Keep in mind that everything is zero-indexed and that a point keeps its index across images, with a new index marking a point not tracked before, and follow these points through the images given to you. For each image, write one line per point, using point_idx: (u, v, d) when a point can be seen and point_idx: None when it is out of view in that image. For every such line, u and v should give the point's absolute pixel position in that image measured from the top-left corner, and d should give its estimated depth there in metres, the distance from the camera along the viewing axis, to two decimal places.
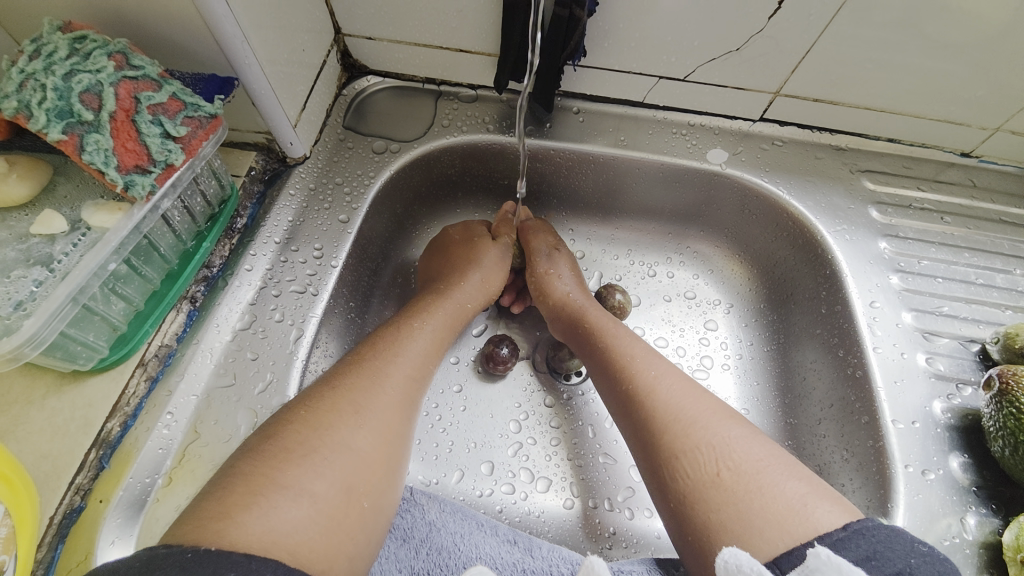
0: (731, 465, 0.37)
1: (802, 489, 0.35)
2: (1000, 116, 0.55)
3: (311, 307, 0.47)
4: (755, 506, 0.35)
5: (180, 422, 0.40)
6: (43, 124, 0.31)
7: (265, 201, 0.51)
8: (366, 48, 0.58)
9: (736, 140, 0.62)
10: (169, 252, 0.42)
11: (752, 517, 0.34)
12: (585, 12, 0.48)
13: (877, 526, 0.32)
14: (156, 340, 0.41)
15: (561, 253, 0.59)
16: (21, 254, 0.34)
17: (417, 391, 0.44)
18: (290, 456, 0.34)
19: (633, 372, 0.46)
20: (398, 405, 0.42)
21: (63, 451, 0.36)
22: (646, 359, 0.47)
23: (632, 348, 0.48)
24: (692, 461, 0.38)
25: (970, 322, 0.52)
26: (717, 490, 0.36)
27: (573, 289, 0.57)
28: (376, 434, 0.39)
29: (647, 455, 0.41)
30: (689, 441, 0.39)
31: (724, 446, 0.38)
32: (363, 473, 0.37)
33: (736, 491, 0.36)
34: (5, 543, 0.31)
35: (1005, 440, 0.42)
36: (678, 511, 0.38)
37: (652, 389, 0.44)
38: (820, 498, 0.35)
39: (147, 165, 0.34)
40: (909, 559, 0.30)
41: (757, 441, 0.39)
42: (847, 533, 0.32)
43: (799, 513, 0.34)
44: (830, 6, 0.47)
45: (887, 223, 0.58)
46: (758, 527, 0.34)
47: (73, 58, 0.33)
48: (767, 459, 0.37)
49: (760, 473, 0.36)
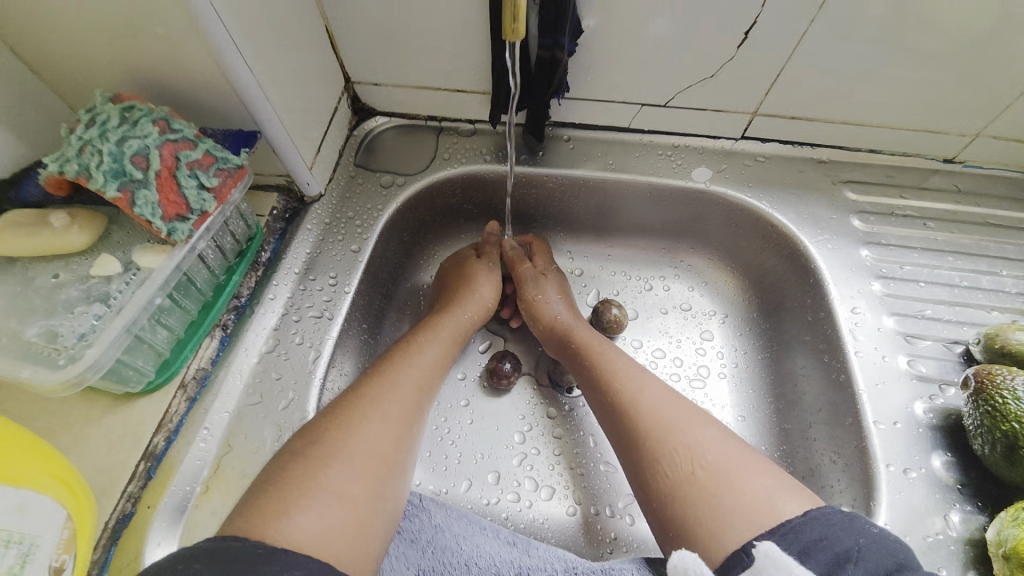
0: (705, 464, 0.40)
1: (768, 483, 0.38)
2: (975, 122, 0.58)
3: (328, 330, 0.53)
4: (727, 501, 0.38)
5: (214, 436, 0.45)
6: (101, 184, 0.37)
7: (285, 237, 0.57)
8: (373, 93, 0.64)
9: (719, 158, 0.65)
10: (202, 285, 0.48)
11: (725, 511, 0.37)
12: (564, 53, 0.52)
13: (831, 512, 0.35)
14: (194, 364, 0.47)
15: (550, 277, 0.63)
16: (83, 293, 0.40)
17: (423, 404, 0.48)
18: (313, 467, 0.38)
19: (617, 384, 0.49)
20: (404, 417, 0.45)
21: (117, 463, 0.42)
22: (629, 371, 0.50)
23: (617, 361, 0.52)
24: (670, 462, 0.41)
25: (953, 325, 0.53)
26: (692, 487, 0.39)
27: (562, 310, 0.60)
28: (384, 442, 0.42)
29: (630, 459, 0.45)
30: (668, 444, 0.42)
31: (700, 447, 0.41)
32: (375, 477, 0.40)
33: (711, 488, 0.39)
34: (65, 544, 0.35)
35: (984, 437, 0.43)
36: (659, 509, 0.41)
37: (634, 399, 0.47)
38: (787, 493, 0.37)
39: (186, 214, 0.40)
40: (858, 539, 0.34)
41: (732, 442, 0.42)
42: (805, 519, 0.35)
43: (768, 506, 0.37)
44: (794, 34, 0.51)
45: (869, 231, 0.60)
46: (730, 519, 0.37)
47: (123, 125, 0.39)
48: (741, 459, 0.40)
49: (731, 469, 0.39)
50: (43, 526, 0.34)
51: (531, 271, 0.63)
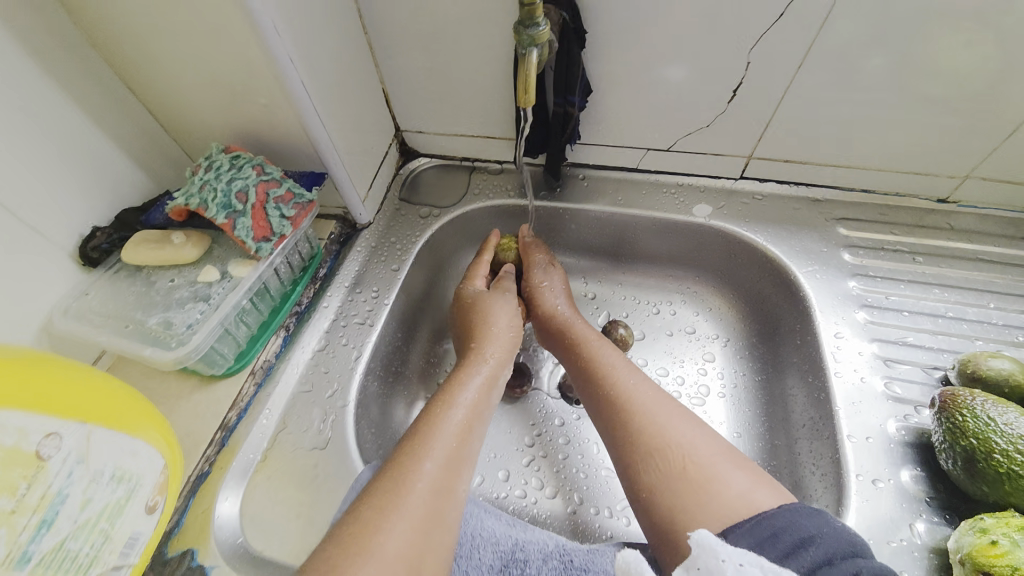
0: (695, 459, 0.45)
1: (745, 481, 0.43)
2: (961, 165, 0.63)
3: (368, 334, 0.63)
4: (710, 492, 0.43)
5: (274, 414, 0.55)
6: (214, 213, 0.49)
7: (339, 256, 0.68)
8: (418, 139, 0.76)
9: (719, 196, 0.73)
10: (274, 292, 0.60)
11: (707, 500, 0.42)
12: (575, 108, 0.63)
13: (801, 506, 0.40)
14: (262, 356, 0.58)
15: (556, 270, 0.71)
16: (191, 293, 0.52)
17: (462, 457, 0.49)
18: (361, 537, 0.39)
19: (610, 380, 0.54)
20: (447, 472, 0.46)
21: (200, 430, 0.53)
22: (622, 370, 0.55)
23: (609, 358, 0.57)
24: (663, 457, 0.46)
25: (935, 352, 0.57)
26: (683, 479, 0.44)
27: (563, 303, 0.67)
28: (431, 502, 0.44)
29: (620, 450, 0.50)
30: (660, 441, 0.47)
31: (690, 445, 0.46)
32: (427, 533, 0.42)
33: (695, 480, 0.44)
34: (160, 487, 0.45)
35: (948, 452, 0.46)
36: (649, 501, 0.45)
37: (626, 396, 0.52)
38: (761, 487, 0.43)
39: (269, 236, 0.53)
40: (823, 527, 0.39)
41: (714, 439, 0.47)
42: (776, 509, 0.40)
43: (745, 499, 0.42)
44: (776, 92, 0.60)
45: (858, 264, 0.65)
46: (711, 506, 0.42)
47: (231, 170, 0.52)
48: (721, 457, 0.45)
49: (716, 464, 0.45)
50: (145, 469, 0.44)
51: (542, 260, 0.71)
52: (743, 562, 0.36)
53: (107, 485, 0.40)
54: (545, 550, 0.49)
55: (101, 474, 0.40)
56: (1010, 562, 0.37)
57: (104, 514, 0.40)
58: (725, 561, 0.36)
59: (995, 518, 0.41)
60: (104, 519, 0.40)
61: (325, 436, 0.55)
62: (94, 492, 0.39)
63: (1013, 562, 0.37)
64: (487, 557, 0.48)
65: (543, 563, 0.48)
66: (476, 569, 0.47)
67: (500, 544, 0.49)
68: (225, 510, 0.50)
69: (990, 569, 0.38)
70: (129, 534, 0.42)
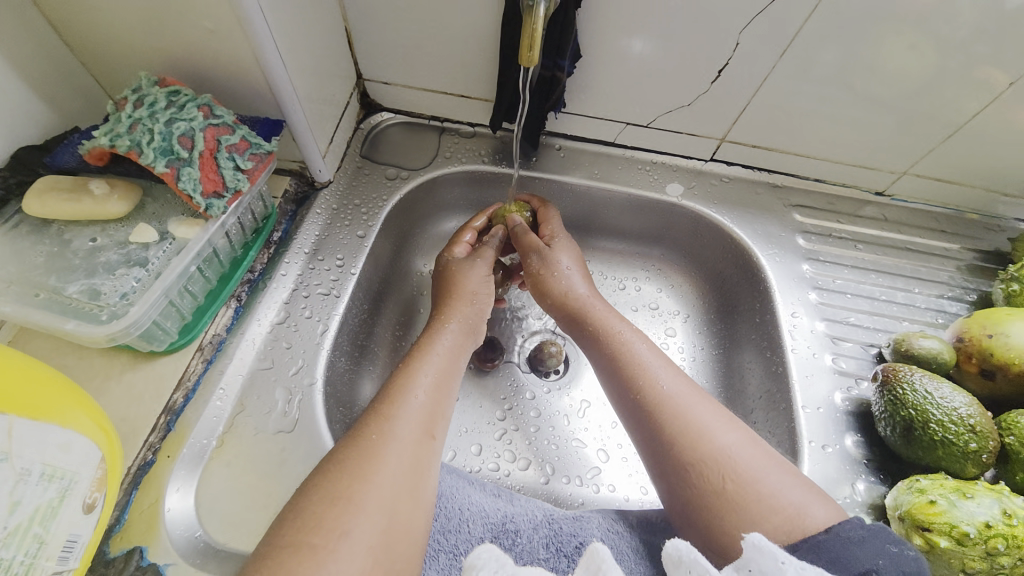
0: (735, 476, 0.43)
1: (799, 495, 0.41)
2: (902, 162, 0.69)
3: (334, 306, 0.57)
4: (760, 509, 0.41)
5: (229, 395, 0.49)
6: (151, 160, 0.41)
7: (295, 219, 0.61)
8: (382, 90, 0.69)
9: (690, 176, 0.74)
10: (223, 258, 0.52)
11: (755, 516, 0.40)
12: (564, 74, 0.59)
13: (853, 528, 0.38)
14: (211, 330, 0.51)
15: (555, 248, 0.63)
16: (122, 256, 0.43)
17: (435, 420, 0.47)
18: (336, 503, 0.38)
19: (642, 382, 0.51)
20: (418, 437, 0.45)
21: (138, 415, 0.45)
22: (653, 370, 0.51)
23: (640, 356, 0.53)
24: (701, 474, 0.44)
25: (871, 331, 0.64)
26: (726, 499, 0.42)
27: (581, 287, 0.61)
28: (404, 470, 0.42)
29: (658, 460, 0.47)
30: (700, 453, 0.44)
31: (727, 458, 0.44)
32: (401, 501, 0.41)
33: (743, 497, 0.41)
34: (98, 482, 0.38)
35: (887, 421, 0.53)
36: (687, 514, 0.44)
37: (660, 402, 0.49)
38: (813, 502, 0.41)
39: (222, 191, 0.44)
40: (878, 558, 0.36)
41: (752, 445, 0.45)
42: (827, 534, 0.38)
43: (799, 517, 0.40)
44: (758, 78, 0.60)
45: (810, 249, 0.70)
46: (758, 527, 0.40)
47: (170, 108, 0.43)
48: (769, 468, 0.43)
49: (759, 479, 0.42)
50: (80, 464, 0.36)
51: (537, 244, 0.63)
52: (800, 570, 0.33)
53: (37, 485, 0.33)
54: (534, 520, 0.49)
55: (28, 473, 0.32)
56: (947, 520, 0.44)
57: (35, 519, 0.33)
58: (784, 564, 0.33)
59: (930, 480, 0.48)
60: (37, 523, 0.33)
61: (291, 419, 0.50)
62: (23, 493, 0.32)
63: (951, 520, 0.43)
64: (477, 530, 0.48)
65: (533, 532, 0.48)
66: (467, 542, 0.47)
67: (489, 519, 0.48)
68: (174, 504, 0.44)
69: (930, 525, 0.44)
70: (66, 538, 0.35)
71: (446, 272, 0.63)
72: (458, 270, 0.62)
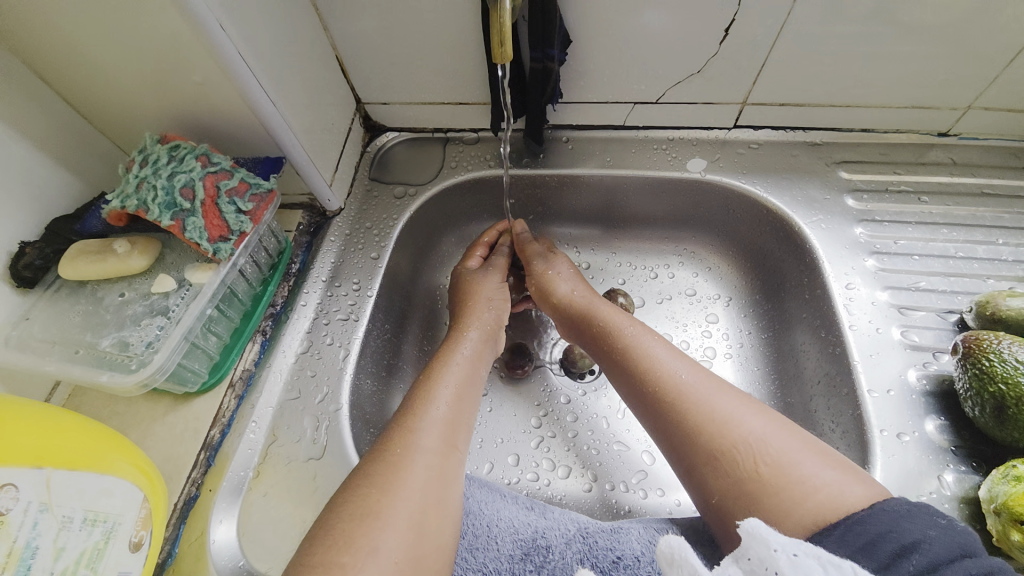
0: (769, 460, 0.40)
1: (836, 476, 0.39)
2: (965, 96, 0.59)
3: (354, 330, 0.58)
4: (796, 496, 0.38)
5: (262, 427, 0.51)
6: (157, 215, 0.43)
7: (312, 248, 0.63)
8: (383, 112, 0.69)
9: (713, 148, 0.68)
10: (242, 295, 0.54)
11: (790, 506, 0.38)
12: (555, 63, 0.56)
13: (900, 503, 0.36)
14: (240, 365, 0.53)
15: (558, 255, 0.65)
16: (146, 308, 0.46)
17: (458, 429, 0.47)
18: (365, 515, 0.38)
19: (658, 374, 0.49)
20: (441, 449, 0.44)
21: (181, 453, 0.48)
22: (666, 362, 0.50)
23: (653, 350, 0.51)
24: (732, 462, 0.42)
25: (948, 295, 0.56)
26: (758, 485, 0.40)
27: (576, 287, 0.62)
28: (425, 478, 0.42)
29: (683, 455, 0.45)
30: (727, 441, 0.42)
31: (761, 443, 0.42)
32: (426, 508, 0.40)
33: (776, 483, 0.39)
34: (143, 521, 0.40)
35: (973, 400, 0.46)
36: (721, 507, 0.42)
37: (678, 393, 0.47)
38: (851, 482, 0.38)
39: (227, 235, 0.47)
40: (927, 530, 0.34)
41: (784, 429, 0.43)
42: (870, 510, 0.35)
43: (836, 499, 0.37)
44: (773, 29, 0.54)
45: (863, 209, 0.62)
46: (797, 513, 0.37)
47: (171, 163, 0.45)
48: (803, 451, 0.41)
49: (794, 463, 0.40)
50: (123, 506, 0.39)
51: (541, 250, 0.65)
52: (799, 552, 0.32)
53: (80, 530, 0.35)
54: (567, 535, 0.46)
55: (71, 519, 0.35)
56: None
57: (81, 561, 0.35)
58: (778, 551, 0.32)
59: None
60: (84, 566, 0.35)
61: (319, 445, 0.51)
62: (66, 539, 0.35)
63: None
64: (507, 547, 0.46)
65: (566, 547, 0.45)
66: (495, 560, 0.45)
67: (519, 534, 0.47)
68: (221, 535, 0.46)
69: None
70: None
71: (461, 283, 0.63)
72: (473, 279, 0.63)
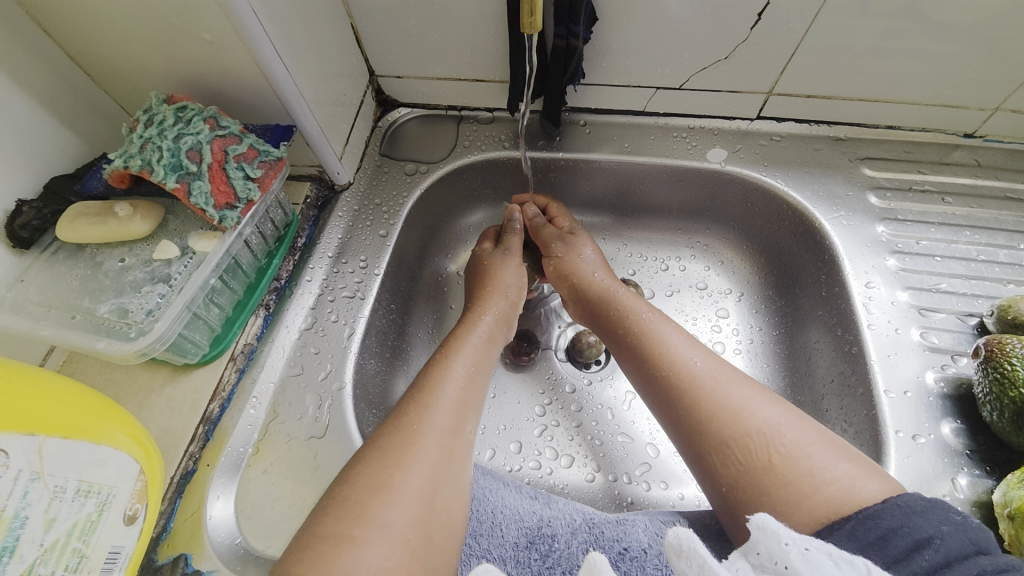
0: (782, 451, 0.40)
1: (849, 469, 0.38)
2: (995, 96, 0.57)
3: (360, 308, 0.56)
4: (806, 488, 0.37)
5: (263, 403, 0.50)
6: (162, 176, 0.42)
7: (318, 223, 0.61)
8: (396, 85, 0.67)
9: (735, 138, 0.66)
10: (247, 267, 0.53)
11: (801, 498, 0.37)
12: (580, 41, 0.54)
13: (915, 498, 0.35)
14: (242, 339, 0.51)
15: (578, 235, 0.63)
16: (147, 275, 0.44)
17: (469, 409, 0.45)
18: (373, 490, 0.37)
19: (671, 362, 0.48)
20: (449, 426, 0.43)
21: (178, 426, 0.46)
22: (680, 348, 0.49)
23: (667, 338, 0.50)
24: (744, 452, 0.41)
25: (968, 298, 0.55)
26: (770, 475, 0.39)
27: (602, 272, 0.60)
28: (435, 456, 0.40)
29: (692, 443, 0.44)
30: (738, 430, 0.42)
31: (773, 433, 0.41)
32: (437, 486, 0.39)
33: (787, 475, 0.38)
34: (138, 494, 0.39)
35: (992, 404, 0.45)
36: (730, 496, 0.41)
37: (692, 379, 0.46)
38: (866, 477, 0.37)
39: (234, 202, 0.45)
40: (940, 526, 0.33)
41: (799, 420, 0.42)
42: (883, 505, 0.35)
43: (848, 493, 0.36)
44: (807, 16, 0.52)
45: (886, 207, 0.61)
46: (808, 505, 0.37)
47: (178, 124, 0.43)
48: (816, 443, 0.40)
49: (809, 454, 0.39)
50: (118, 478, 0.37)
51: (557, 231, 0.63)
52: (811, 546, 0.31)
53: (72, 501, 0.34)
54: (573, 524, 0.45)
55: (63, 489, 0.34)
56: None
57: (74, 534, 0.34)
58: (789, 545, 0.31)
59: None
60: (76, 538, 0.34)
61: (321, 424, 0.50)
62: (58, 510, 0.33)
63: None
64: (511, 534, 0.45)
65: (572, 536, 0.45)
66: (500, 547, 0.44)
67: (523, 523, 0.46)
68: (218, 511, 0.44)
69: None
70: (108, 550, 0.36)
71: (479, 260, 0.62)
72: (496, 260, 0.61)
